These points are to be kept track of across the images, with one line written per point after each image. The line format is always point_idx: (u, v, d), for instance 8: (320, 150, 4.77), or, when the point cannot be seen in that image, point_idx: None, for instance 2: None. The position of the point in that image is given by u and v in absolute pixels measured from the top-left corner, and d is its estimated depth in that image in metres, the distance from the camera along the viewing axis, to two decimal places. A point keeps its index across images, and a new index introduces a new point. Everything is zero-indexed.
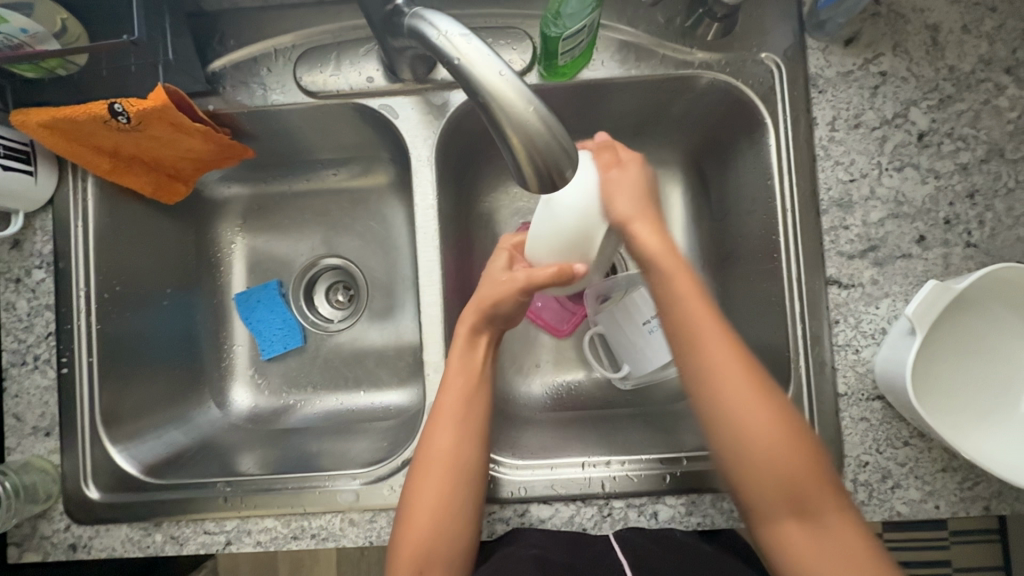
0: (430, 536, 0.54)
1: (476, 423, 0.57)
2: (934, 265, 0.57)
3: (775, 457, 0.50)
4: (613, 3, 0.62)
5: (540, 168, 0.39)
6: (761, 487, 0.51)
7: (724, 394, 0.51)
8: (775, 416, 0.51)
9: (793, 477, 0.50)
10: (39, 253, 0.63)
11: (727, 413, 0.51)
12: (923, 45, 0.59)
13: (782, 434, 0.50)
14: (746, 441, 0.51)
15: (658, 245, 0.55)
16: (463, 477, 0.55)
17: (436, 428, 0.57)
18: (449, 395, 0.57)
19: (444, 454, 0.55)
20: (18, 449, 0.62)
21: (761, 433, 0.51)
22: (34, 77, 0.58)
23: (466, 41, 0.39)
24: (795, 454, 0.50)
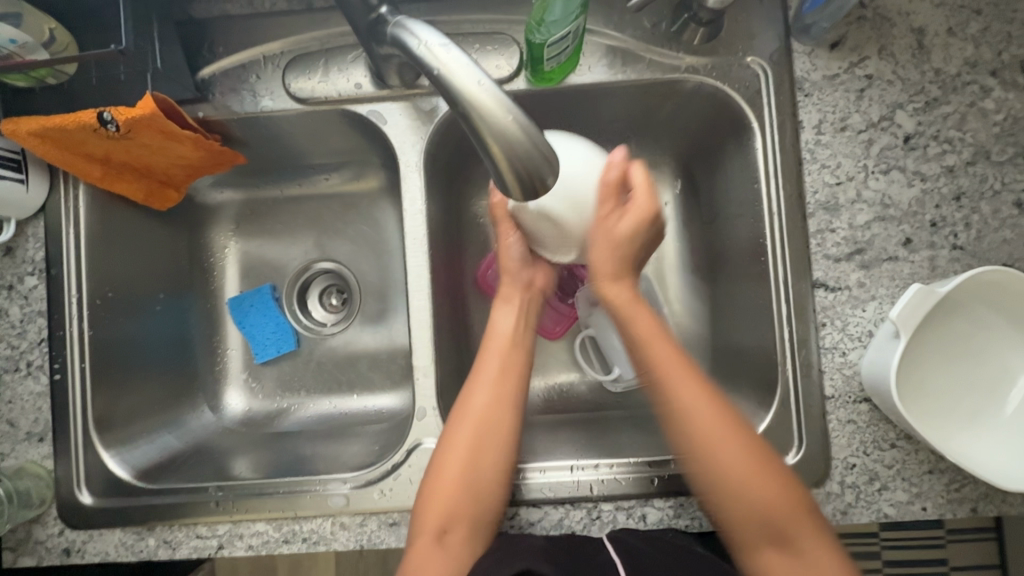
0: (461, 489, 0.55)
1: (513, 388, 0.59)
2: (920, 268, 0.57)
3: (741, 470, 0.51)
4: (599, 8, 0.63)
5: (522, 176, 0.39)
6: (731, 499, 0.51)
7: (688, 413, 0.53)
8: (736, 431, 0.52)
9: (760, 488, 0.51)
10: (32, 260, 0.64)
11: (698, 431, 0.52)
12: (909, 49, 0.59)
13: (744, 446, 0.52)
14: (714, 456, 0.52)
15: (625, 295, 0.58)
16: (500, 434, 0.57)
17: (474, 389, 0.59)
18: (490, 356, 0.61)
19: (482, 411, 0.58)
20: (12, 454, 0.63)
21: (725, 446, 0.51)
22: (24, 86, 0.59)
23: (446, 51, 0.39)
24: (762, 466, 0.51)
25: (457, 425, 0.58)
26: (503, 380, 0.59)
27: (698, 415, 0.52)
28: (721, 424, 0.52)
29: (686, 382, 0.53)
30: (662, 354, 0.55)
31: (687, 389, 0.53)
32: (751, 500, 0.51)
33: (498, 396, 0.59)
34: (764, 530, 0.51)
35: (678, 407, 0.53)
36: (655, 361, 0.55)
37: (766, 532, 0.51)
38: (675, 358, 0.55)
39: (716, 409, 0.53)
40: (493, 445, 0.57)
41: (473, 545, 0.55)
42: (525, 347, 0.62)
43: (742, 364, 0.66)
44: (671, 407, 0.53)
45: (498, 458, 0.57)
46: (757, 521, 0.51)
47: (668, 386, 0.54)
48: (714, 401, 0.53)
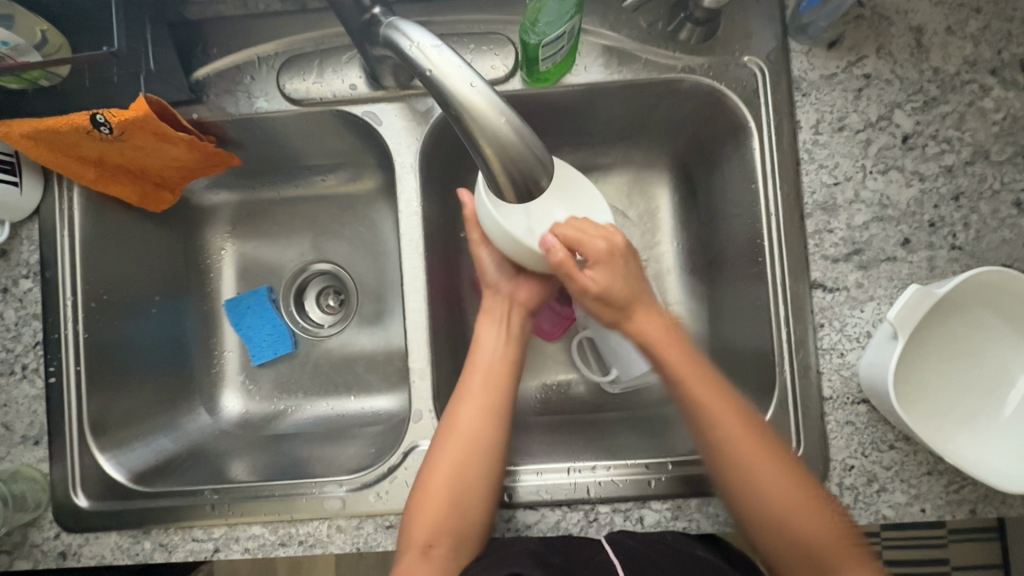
0: (446, 505, 0.55)
1: (500, 405, 0.60)
2: (919, 268, 0.57)
3: (787, 505, 0.52)
4: (595, 8, 0.62)
5: (516, 178, 0.39)
6: (770, 532, 0.53)
7: (725, 447, 0.55)
8: (781, 465, 0.54)
9: (803, 522, 0.52)
10: (26, 263, 0.64)
11: (743, 467, 0.54)
12: (907, 48, 0.58)
13: (789, 480, 0.53)
14: (759, 492, 0.53)
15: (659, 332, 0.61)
16: (485, 448, 0.58)
17: (461, 404, 0.60)
18: (478, 375, 0.62)
19: (468, 426, 0.58)
20: (7, 458, 0.62)
21: (767, 478, 0.53)
22: (17, 88, 0.59)
23: (438, 52, 0.39)
24: (808, 502, 0.52)
25: (443, 439, 0.58)
26: (490, 397, 0.61)
27: (739, 453, 0.54)
28: (764, 459, 0.54)
29: (727, 418, 0.56)
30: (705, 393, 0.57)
31: (729, 425, 0.55)
32: (795, 532, 0.52)
33: (483, 411, 0.59)
34: (808, 562, 0.52)
35: (718, 444, 0.55)
36: (699, 401, 0.57)
37: (808, 565, 0.52)
38: (718, 397, 0.57)
39: (763, 445, 0.54)
40: (479, 462, 0.57)
41: (457, 559, 0.55)
42: (511, 367, 0.63)
43: (740, 365, 0.65)
44: (714, 444, 0.56)
45: (484, 474, 0.57)
46: (799, 555, 0.52)
47: (713, 427, 0.56)
48: (758, 436, 0.55)
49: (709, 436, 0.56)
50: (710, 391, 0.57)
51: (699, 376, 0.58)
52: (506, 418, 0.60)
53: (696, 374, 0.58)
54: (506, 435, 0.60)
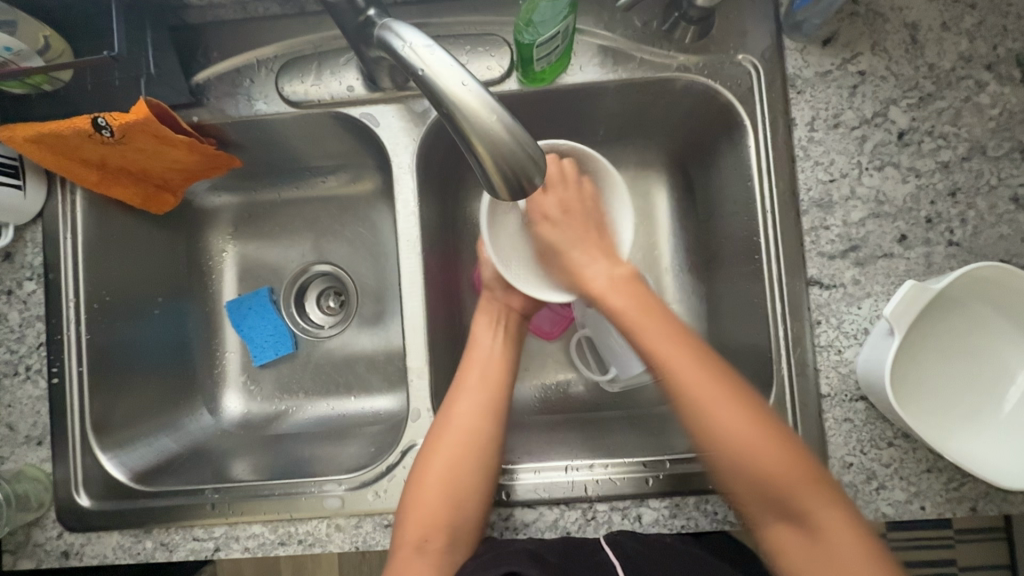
0: (442, 502, 0.56)
1: (495, 403, 0.61)
2: (916, 264, 0.56)
3: (759, 451, 0.51)
4: (589, 8, 0.63)
5: (507, 174, 0.39)
6: (737, 478, 0.51)
7: (687, 393, 0.53)
8: (750, 413, 0.52)
9: (765, 462, 0.50)
10: (30, 265, 0.65)
11: (710, 417, 0.52)
12: (902, 44, 0.58)
13: (750, 419, 0.51)
14: (726, 442, 0.51)
15: (608, 281, 0.59)
16: (481, 442, 0.58)
17: (456, 401, 0.60)
18: (472, 369, 0.63)
19: (465, 422, 0.59)
20: (11, 458, 0.63)
21: (734, 424, 0.51)
22: (22, 93, 0.60)
23: (430, 52, 0.39)
24: (783, 450, 0.50)
25: (438, 436, 0.58)
26: (486, 391, 0.61)
27: (705, 403, 0.52)
28: (731, 409, 0.52)
29: (687, 368, 0.53)
30: (664, 341, 0.55)
31: (688, 375, 0.53)
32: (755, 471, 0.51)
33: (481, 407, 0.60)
34: (774, 506, 0.51)
35: (677, 387, 0.53)
36: (653, 349, 0.55)
37: (779, 510, 0.51)
38: (676, 346, 0.55)
39: (730, 393, 0.52)
40: (475, 456, 0.58)
41: (454, 556, 0.55)
42: (508, 368, 0.64)
43: (739, 363, 0.65)
44: (675, 392, 0.53)
45: (478, 470, 0.57)
46: (770, 500, 0.51)
47: (673, 375, 0.54)
48: (724, 385, 0.53)
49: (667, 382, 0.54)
50: (668, 340, 0.55)
51: (655, 324, 0.56)
52: (502, 415, 0.61)
53: (649, 321, 0.56)
54: (502, 431, 0.60)
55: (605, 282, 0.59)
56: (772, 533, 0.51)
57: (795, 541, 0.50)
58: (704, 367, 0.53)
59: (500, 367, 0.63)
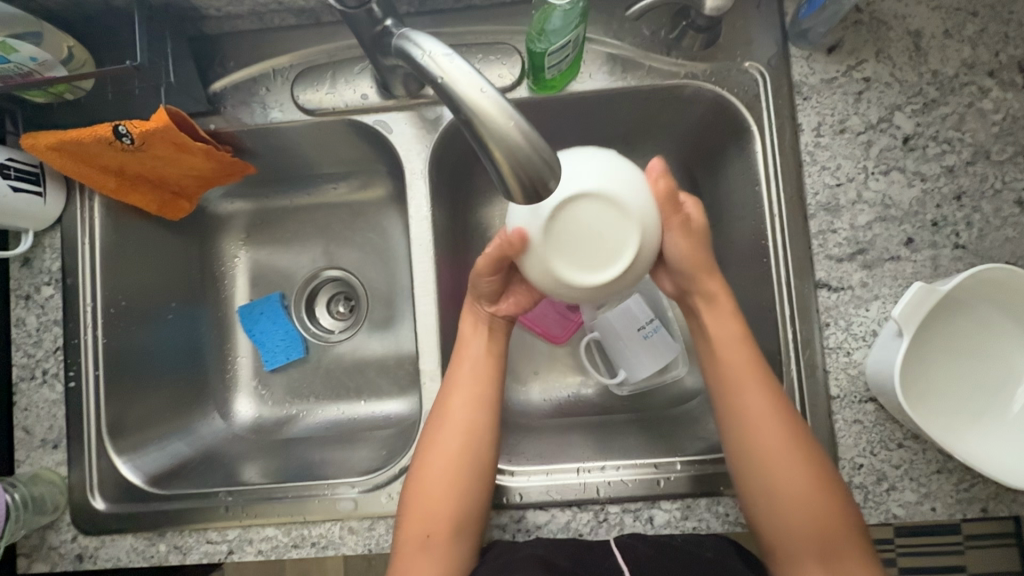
0: (443, 500, 0.56)
1: (489, 402, 0.60)
2: (923, 267, 0.57)
3: (796, 484, 0.52)
4: (598, 18, 0.64)
5: (524, 179, 0.40)
6: (775, 507, 0.53)
7: (754, 422, 0.54)
8: (803, 445, 0.53)
9: (796, 490, 0.52)
10: (48, 270, 0.66)
11: (759, 442, 0.54)
12: (905, 51, 0.60)
13: (790, 447, 0.53)
14: (768, 471, 0.53)
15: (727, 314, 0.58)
16: (471, 439, 0.58)
17: (448, 404, 0.59)
18: (462, 366, 0.61)
19: (457, 419, 0.58)
20: (27, 461, 0.64)
21: (784, 456, 0.53)
22: (44, 102, 0.61)
23: (449, 60, 0.41)
24: (822, 490, 0.52)
25: (435, 435, 0.58)
26: (478, 389, 0.60)
27: (763, 433, 0.54)
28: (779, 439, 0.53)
29: (756, 399, 0.55)
30: (739, 370, 0.56)
31: (753, 403, 0.55)
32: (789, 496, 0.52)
33: (474, 406, 0.59)
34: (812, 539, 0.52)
35: (727, 397, 0.56)
36: (733, 387, 0.56)
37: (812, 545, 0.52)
38: (745, 368, 0.56)
39: (778, 420, 0.54)
40: (469, 458, 0.57)
41: (456, 557, 0.56)
42: (497, 363, 0.62)
43: None
44: (739, 418, 0.55)
45: (475, 471, 0.57)
46: (802, 533, 0.52)
47: (743, 403, 0.55)
48: (783, 415, 0.54)
49: (733, 410, 0.56)
50: (745, 371, 0.56)
51: (741, 355, 0.57)
52: (494, 414, 0.60)
53: (729, 352, 0.57)
54: (496, 428, 0.59)
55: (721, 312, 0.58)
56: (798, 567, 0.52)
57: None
58: (770, 396, 0.55)
59: (489, 363, 0.62)
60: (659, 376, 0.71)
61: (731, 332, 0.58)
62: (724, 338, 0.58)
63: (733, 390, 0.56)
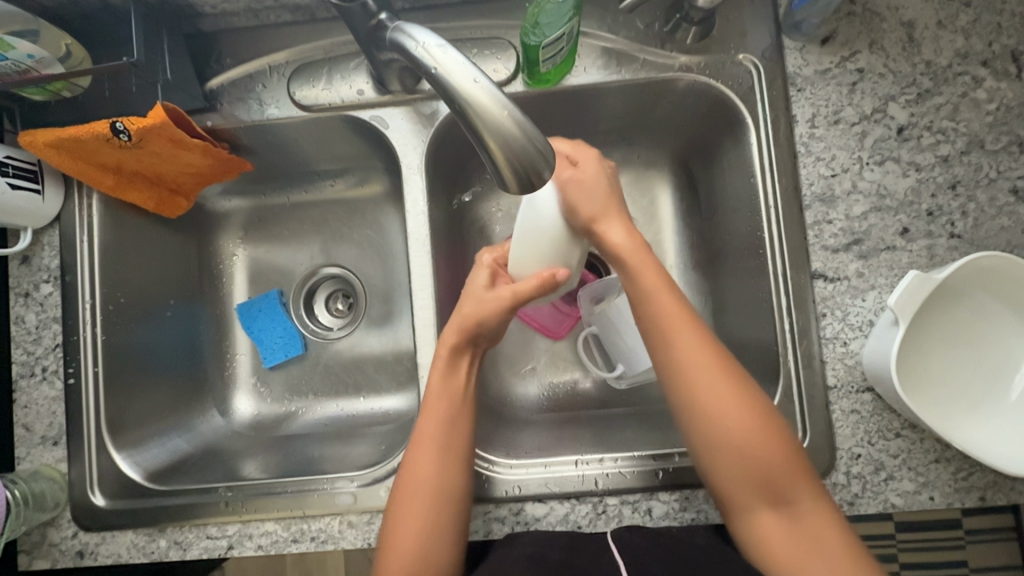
0: (411, 560, 0.53)
1: (459, 449, 0.57)
2: (919, 257, 0.57)
3: (754, 455, 0.51)
4: (592, 12, 0.64)
5: (519, 170, 0.40)
6: (732, 476, 0.52)
7: (709, 406, 0.52)
8: (751, 409, 0.52)
9: (740, 433, 0.51)
10: (47, 268, 0.66)
11: (704, 400, 0.53)
12: (899, 42, 0.60)
13: (732, 390, 0.53)
14: (711, 415, 0.52)
15: (625, 239, 0.59)
16: (439, 491, 0.54)
17: (418, 456, 0.56)
18: (432, 414, 0.57)
19: (427, 473, 0.55)
20: (27, 459, 0.64)
21: (736, 429, 0.52)
22: (41, 99, 0.62)
23: (443, 51, 0.41)
24: (757, 419, 0.52)
25: (404, 490, 0.55)
26: (448, 434, 0.57)
27: (721, 411, 0.52)
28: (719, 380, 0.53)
29: (711, 383, 0.53)
30: (690, 358, 0.54)
31: (710, 390, 0.53)
32: (734, 442, 0.52)
33: (444, 458, 0.56)
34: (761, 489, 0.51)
35: (670, 351, 0.55)
36: (690, 372, 0.53)
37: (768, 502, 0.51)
38: (678, 316, 0.55)
39: (716, 363, 0.53)
40: (440, 512, 0.54)
41: None
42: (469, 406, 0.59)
43: (746, 358, 0.66)
44: (700, 406, 0.53)
45: (447, 525, 0.54)
46: (756, 494, 0.51)
47: (698, 391, 0.53)
48: (715, 355, 0.54)
49: (672, 366, 0.54)
50: (699, 356, 0.54)
51: (689, 341, 0.54)
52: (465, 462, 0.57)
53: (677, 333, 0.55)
54: (466, 476, 0.56)
55: (621, 241, 0.59)
56: (750, 515, 0.52)
57: (773, 519, 0.51)
58: (723, 375, 0.53)
59: (460, 406, 0.58)
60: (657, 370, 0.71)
61: (655, 280, 0.57)
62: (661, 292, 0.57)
63: (666, 339, 0.55)
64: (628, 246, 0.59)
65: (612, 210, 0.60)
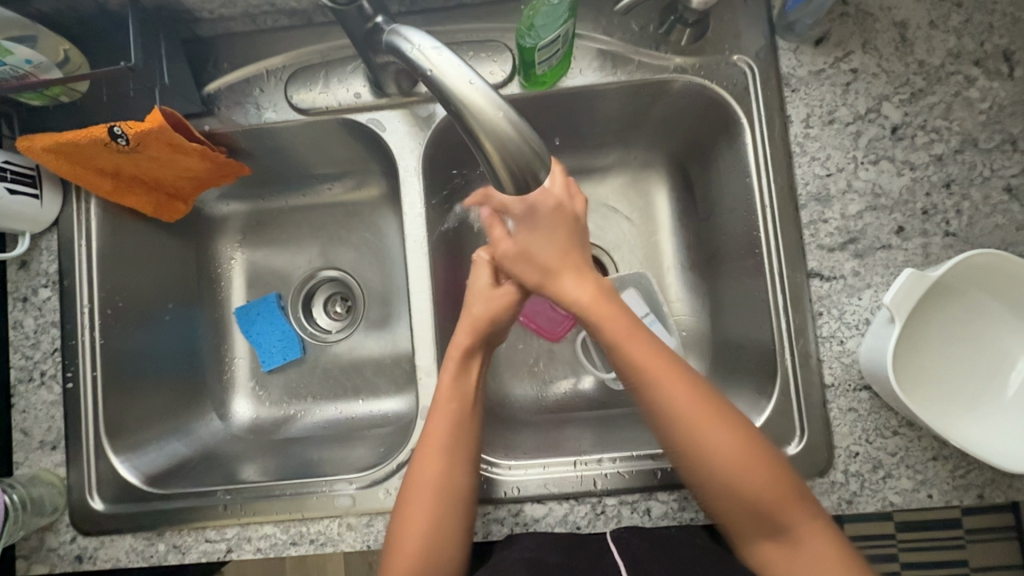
0: (420, 571, 0.53)
1: (467, 443, 0.57)
2: (914, 255, 0.58)
3: (752, 482, 0.52)
4: (587, 15, 0.65)
5: (514, 170, 0.40)
6: (727, 503, 0.53)
7: (702, 443, 0.53)
8: (743, 445, 0.52)
9: (736, 468, 0.52)
10: (45, 272, 0.66)
11: (694, 439, 0.53)
12: (892, 42, 0.60)
13: (723, 425, 0.53)
14: (701, 456, 0.53)
15: (581, 292, 0.59)
16: (449, 501, 0.54)
17: (428, 449, 0.56)
18: (441, 416, 0.57)
19: (433, 476, 0.55)
20: (25, 463, 0.64)
21: (734, 460, 0.52)
22: (40, 104, 0.62)
23: (438, 53, 0.41)
24: (750, 456, 0.52)
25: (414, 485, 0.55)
26: (454, 438, 0.57)
27: (717, 446, 0.52)
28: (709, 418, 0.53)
29: (701, 423, 0.53)
30: (672, 387, 0.54)
31: (702, 429, 0.53)
32: (727, 481, 0.52)
33: (452, 452, 0.56)
34: (762, 523, 0.52)
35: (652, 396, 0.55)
36: (677, 411, 0.54)
37: (768, 527, 0.52)
38: (657, 357, 0.56)
39: (704, 402, 0.54)
40: (449, 508, 0.54)
41: None
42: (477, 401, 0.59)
43: (743, 357, 0.66)
44: (689, 444, 0.53)
45: (456, 519, 0.54)
46: (757, 517, 0.52)
47: (689, 430, 0.53)
48: (701, 394, 0.54)
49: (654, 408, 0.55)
50: (688, 394, 0.54)
51: (676, 378, 0.55)
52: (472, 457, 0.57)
53: (665, 371, 0.55)
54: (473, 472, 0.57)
55: (579, 296, 0.59)
56: (755, 545, 0.53)
57: (777, 551, 0.52)
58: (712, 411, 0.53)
59: (465, 408, 0.58)
60: None
61: (625, 328, 0.57)
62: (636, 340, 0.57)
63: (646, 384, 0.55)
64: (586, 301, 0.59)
65: (565, 265, 0.60)
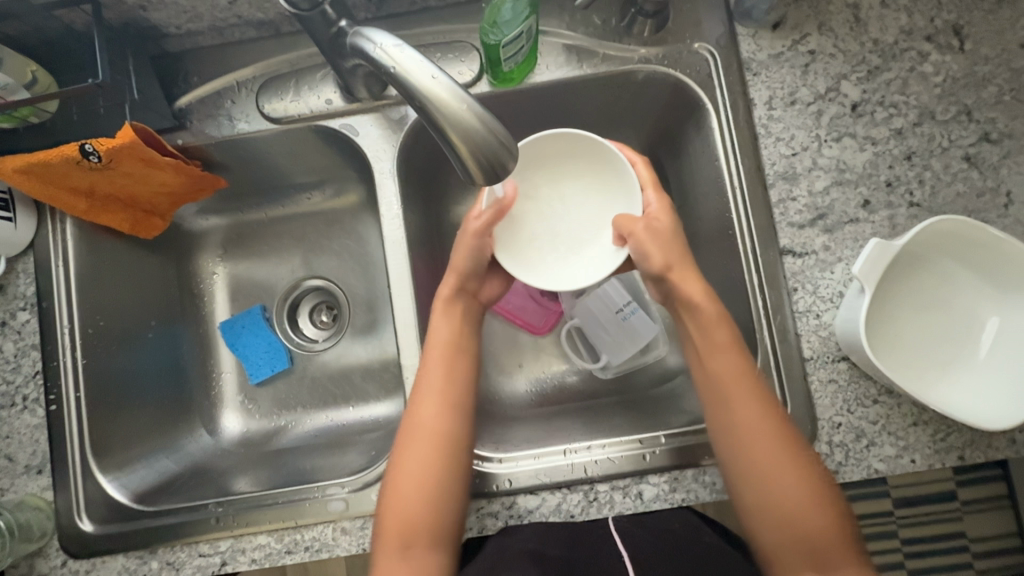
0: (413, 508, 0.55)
1: (460, 398, 0.60)
2: (881, 227, 0.59)
3: (789, 493, 0.52)
4: (550, 11, 0.66)
5: (481, 161, 0.41)
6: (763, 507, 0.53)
7: (762, 467, 0.53)
8: (787, 448, 0.53)
9: (774, 470, 0.53)
10: (23, 295, 0.66)
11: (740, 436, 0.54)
12: (846, 23, 0.62)
13: (771, 428, 0.54)
14: (748, 454, 0.53)
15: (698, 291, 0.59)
16: (442, 449, 0.57)
17: (422, 398, 0.59)
18: (435, 367, 0.60)
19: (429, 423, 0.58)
20: (11, 489, 0.63)
21: (778, 469, 0.53)
22: (9, 127, 0.62)
23: (399, 51, 0.42)
24: (794, 461, 0.53)
25: (411, 420, 0.59)
26: (450, 390, 0.59)
27: (778, 470, 0.52)
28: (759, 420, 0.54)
29: (754, 440, 0.54)
30: (733, 381, 0.55)
31: (756, 437, 0.53)
32: (771, 484, 0.53)
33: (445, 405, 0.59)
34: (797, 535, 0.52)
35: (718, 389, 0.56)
36: (734, 412, 0.55)
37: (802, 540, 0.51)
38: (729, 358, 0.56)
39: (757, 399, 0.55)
40: (444, 446, 0.57)
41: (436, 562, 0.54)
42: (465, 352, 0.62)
43: None
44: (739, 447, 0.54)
45: (448, 464, 0.56)
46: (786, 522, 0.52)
47: (754, 453, 0.53)
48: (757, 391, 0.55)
49: (720, 407, 0.56)
50: (743, 395, 0.55)
51: (743, 388, 0.55)
52: (462, 402, 0.60)
53: (738, 392, 0.55)
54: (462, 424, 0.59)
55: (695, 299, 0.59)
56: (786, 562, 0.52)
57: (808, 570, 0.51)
58: (772, 431, 0.53)
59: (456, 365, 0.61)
60: (641, 357, 0.73)
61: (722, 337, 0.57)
62: (721, 343, 0.57)
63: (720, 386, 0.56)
64: (700, 298, 0.58)
65: (678, 262, 0.60)
